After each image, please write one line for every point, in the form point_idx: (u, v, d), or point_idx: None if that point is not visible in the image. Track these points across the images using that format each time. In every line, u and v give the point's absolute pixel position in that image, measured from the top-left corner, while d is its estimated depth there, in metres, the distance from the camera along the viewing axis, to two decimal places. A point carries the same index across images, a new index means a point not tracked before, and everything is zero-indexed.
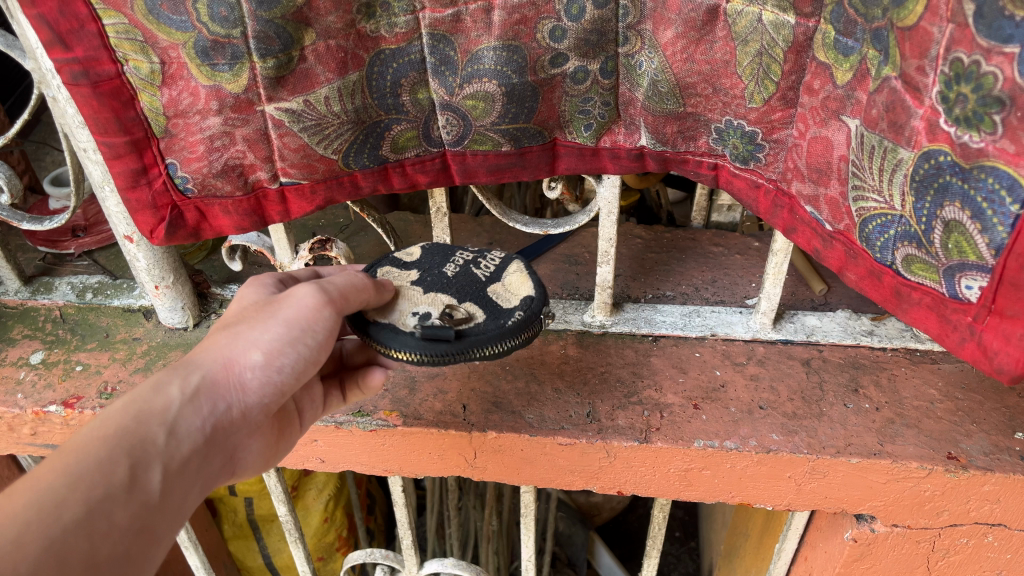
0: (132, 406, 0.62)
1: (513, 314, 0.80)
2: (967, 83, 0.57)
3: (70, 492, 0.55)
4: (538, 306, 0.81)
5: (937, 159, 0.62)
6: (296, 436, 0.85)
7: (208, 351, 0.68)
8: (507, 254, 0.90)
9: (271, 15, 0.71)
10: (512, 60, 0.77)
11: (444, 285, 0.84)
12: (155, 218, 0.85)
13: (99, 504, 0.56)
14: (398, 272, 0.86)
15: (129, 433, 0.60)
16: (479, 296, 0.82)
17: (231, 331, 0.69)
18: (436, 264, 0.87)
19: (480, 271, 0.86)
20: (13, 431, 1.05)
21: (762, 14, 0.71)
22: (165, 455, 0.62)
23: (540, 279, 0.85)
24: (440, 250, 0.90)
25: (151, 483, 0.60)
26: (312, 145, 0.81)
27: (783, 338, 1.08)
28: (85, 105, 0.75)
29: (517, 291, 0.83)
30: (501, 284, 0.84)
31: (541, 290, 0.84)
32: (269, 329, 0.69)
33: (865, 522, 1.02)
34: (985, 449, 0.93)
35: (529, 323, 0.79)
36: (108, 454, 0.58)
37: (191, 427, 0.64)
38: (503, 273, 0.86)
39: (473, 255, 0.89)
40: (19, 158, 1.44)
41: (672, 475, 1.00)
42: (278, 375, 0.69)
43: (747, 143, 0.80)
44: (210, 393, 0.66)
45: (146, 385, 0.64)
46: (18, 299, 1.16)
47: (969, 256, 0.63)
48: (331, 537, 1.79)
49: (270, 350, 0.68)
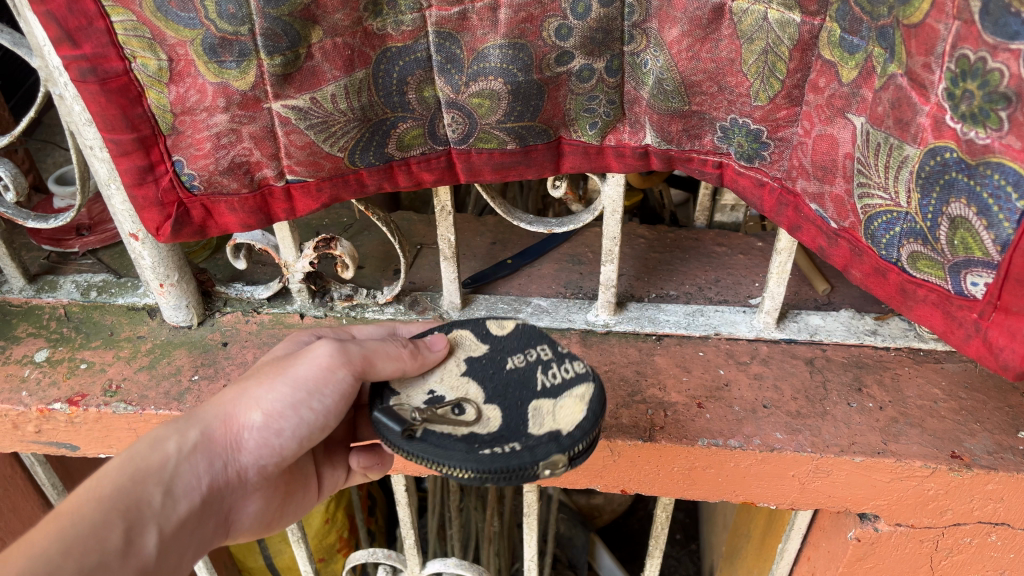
0: (131, 464, 0.67)
1: (505, 445, 0.70)
2: (973, 79, 0.57)
3: (63, 559, 0.59)
4: (544, 452, 0.69)
5: (943, 156, 0.62)
6: (305, 491, 0.90)
7: (211, 407, 0.73)
8: (590, 371, 0.78)
9: (279, 13, 0.72)
10: (518, 59, 0.77)
11: (488, 376, 0.78)
12: (161, 215, 0.85)
13: (93, 571, 0.60)
14: (471, 341, 0.82)
15: (126, 494, 0.65)
16: (508, 407, 0.75)
17: (239, 388, 0.74)
18: (509, 348, 0.81)
19: (542, 379, 0.77)
20: (17, 429, 1.05)
21: (767, 13, 0.71)
22: (158, 517, 0.67)
23: (595, 414, 0.73)
24: (528, 335, 0.83)
25: (144, 546, 0.65)
26: (319, 142, 0.82)
27: (786, 338, 1.08)
28: (93, 102, 0.75)
29: (550, 425, 0.72)
30: (543, 407, 0.74)
31: (582, 430, 0.72)
32: (274, 389, 0.73)
33: (868, 522, 1.02)
34: (988, 448, 0.93)
35: (514, 464, 0.68)
36: (104, 516, 0.63)
37: (186, 486, 0.69)
38: (563, 392, 0.76)
39: (553, 357, 0.79)
40: (23, 157, 1.44)
41: (676, 474, 1.00)
42: (276, 437, 0.74)
43: (752, 141, 0.80)
44: (207, 451, 0.71)
45: (146, 440, 0.69)
46: (22, 298, 1.16)
47: (975, 253, 0.64)
48: (333, 538, 1.79)
49: (270, 412, 0.72)
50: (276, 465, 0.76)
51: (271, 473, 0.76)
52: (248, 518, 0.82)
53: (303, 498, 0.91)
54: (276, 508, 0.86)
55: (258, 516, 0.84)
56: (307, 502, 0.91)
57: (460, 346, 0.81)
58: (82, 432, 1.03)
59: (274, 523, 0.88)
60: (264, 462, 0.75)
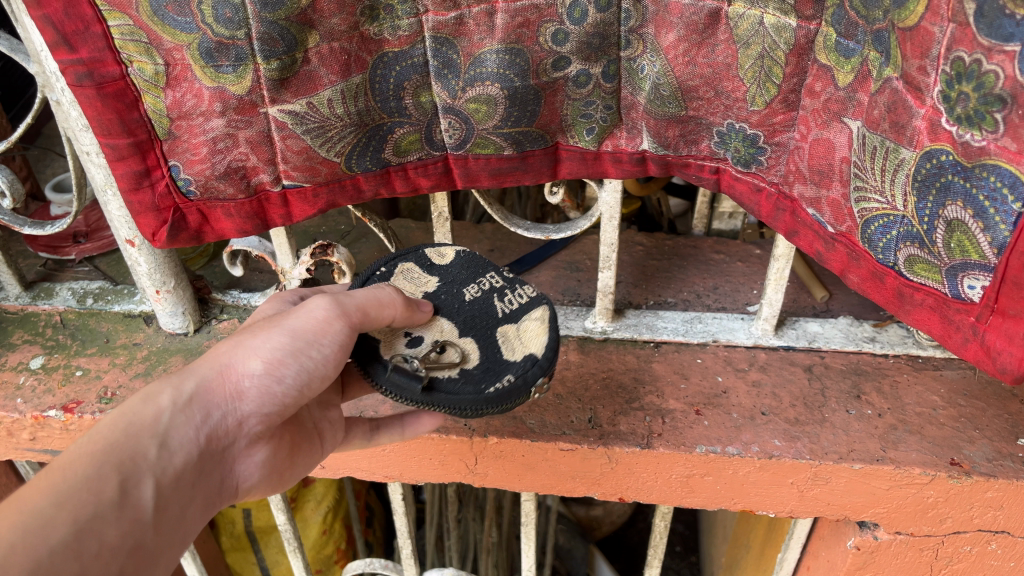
0: (123, 418, 0.63)
1: (500, 380, 0.77)
2: (968, 82, 0.57)
3: (56, 512, 0.55)
4: (534, 377, 0.77)
5: (939, 159, 0.62)
6: (316, 462, 0.85)
7: (206, 360, 0.69)
8: (540, 294, 0.85)
9: (275, 17, 0.72)
10: (514, 64, 0.78)
11: (454, 311, 0.82)
12: (157, 221, 0.85)
13: (88, 524, 0.56)
14: (420, 274, 0.86)
15: (119, 447, 0.61)
16: (484, 340, 0.80)
17: (233, 340, 0.70)
18: (460, 279, 0.86)
19: (502, 305, 0.83)
20: (12, 436, 1.04)
21: (764, 17, 0.71)
22: (156, 469, 0.62)
23: (557, 334, 0.80)
24: (472, 264, 0.87)
25: (142, 498, 0.60)
26: (315, 147, 0.82)
27: (785, 345, 1.07)
28: (89, 107, 0.75)
29: (521, 348, 0.80)
30: (510, 333, 0.81)
31: (552, 350, 0.79)
32: (271, 337, 0.70)
33: (868, 530, 1.01)
34: (988, 455, 0.92)
35: (512, 391, 0.76)
36: (96, 470, 0.59)
37: (184, 438, 0.65)
38: (524, 316, 0.82)
39: (503, 283, 0.85)
40: (20, 164, 1.45)
41: (674, 481, 0.99)
42: (278, 385, 0.70)
43: (749, 146, 0.80)
44: (204, 401, 0.67)
45: (139, 396, 0.65)
46: (18, 305, 1.16)
47: (972, 255, 0.63)
48: (330, 549, 1.77)
49: (270, 359, 0.69)
50: (278, 416, 0.72)
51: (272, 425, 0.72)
52: (260, 481, 0.77)
53: (314, 468, 0.86)
54: (288, 469, 0.80)
55: (273, 478, 0.78)
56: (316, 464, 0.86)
57: (410, 286, 0.85)
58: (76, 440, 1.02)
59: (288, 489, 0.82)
60: (266, 412, 0.70)
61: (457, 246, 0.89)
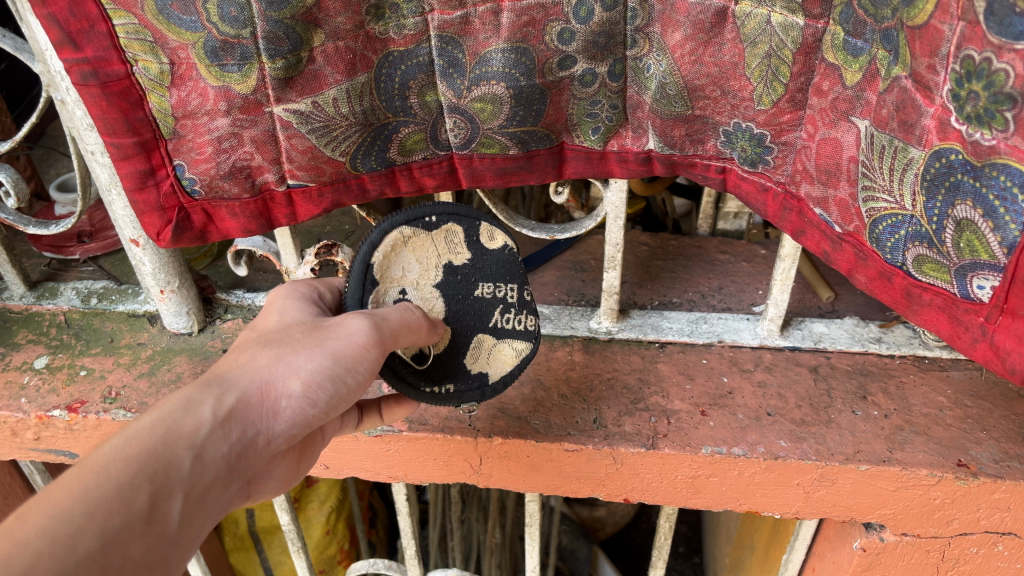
0: (161, 425, 0.62)
1: (441, 385, 0.83)
2: (978, 80, 0.57)
3: (86, 521, 0.55)
4: (467, 398, 0.85)
5: (948, 158, 0.62)
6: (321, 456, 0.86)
7: (247, 371, 0.68)
8: (535, 329, 0.87)
9: (281, 16, 0.71)
10: (520, 63, 0.77)
11: (456, 295, 0.83)
12: (162, 220, 0.85)
13: (115, 537, 0.56)
14: (459, 242, 0.83)
15: (154, 456, 0.60)
16: (457, 341, 0.84)
17: (277, 354, 0.70)
18: (485, 272, 0.84)
19: (497, 319, 0.85)
20: (16, 436, 1.04)
21: (771, 16, 0.71)
22: (186, 483, 0.62)
23: (516, 374, 0.86)
24: (508, 265, 0.84)
25: (169, 512, 0.60)
26: (320, 147, 0.81)
27: (791, 345, 1.07)
28: (94, 106, 0.75)
29: (481, 367, 0.85)
30: (484, 347, 0.85)
31: (503, 383, 0.86)
32: (315, 360, 0.69)
33: (874, 531, 1.01)
34: (995, 456, 0.92)
35: (443, 399, 0.84)
36: (129, 479, 0.58)
37: (217, 452, 0.64)
38: (506, 340, 0.85)
39: (515, 302, 0.85)
40: (24, 164, 1.45)
41: (679, 482, 0.99)
42: (312, 407, 0.70)
43: (756, 146, 0.80)
44: (242, 417, 0.67)
45: (178, 400, 0.64)
46: (22, 305, 1.16)
47: (981, 256, 0.63)
48: (334, 549, 1.76)
49: (310, 383, 0.69)
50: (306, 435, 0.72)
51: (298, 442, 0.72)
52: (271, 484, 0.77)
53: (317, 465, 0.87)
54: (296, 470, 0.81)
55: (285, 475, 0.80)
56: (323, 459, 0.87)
57: (444, 249, 0.83)
58: (80, 440, 1.02)
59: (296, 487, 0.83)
60: (296, 433, 0.70)
61: (511, 236, 0.85)
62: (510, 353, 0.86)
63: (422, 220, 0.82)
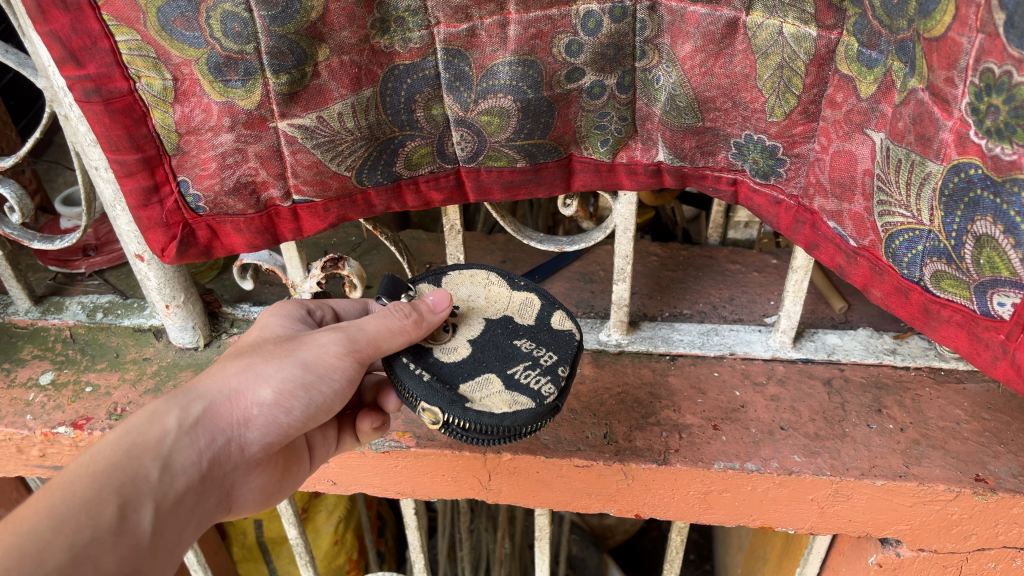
0: (127, 438, 0.63)
1: (422, 370, 0.74)
2: (998, 94, 0.55)
3: (54, 535, 0.56)
4: (431, 399, 0.72)
5: (968, 172, 0.60)
6: (301, 479, 0.88)
7: (214, 381, 0.70)
8: (552, 400, 0.73)
9: (285, 31, 0.71)
10: (528, 76, 0.76)
11: (495, 334, 0.79)
12: (166, 236, 0.84)
13: (86, 548, 0.57)
14: (531, 310, 0.81)
15: (121, 469, 0.61)
16: (464, 361, 0.76)
17: (243, 363, 0.71)
18: (535, 334, 0.79)
19: (518, 372, 0.75)
20: (21, 453, 1.03)
21: (782, 27, 0.69)
22: (155, 493, 0.63)
23: (500, 424, 0.71)
24: (565, 345, 0.79)
25: (140, 522, 0.61)
26: (325, 162, 0.81)
27: (803, 358, 1.05)
28: (97, 123, 0.74)
29: (471, 395, 0.73)
30: (489, 387, 0.73)
31: (479, 419, 0.70)
32: (283, 368, 0.71)
33: (890, 547, 0.99)
34: (1013, 471, 0.90)
35: (410, 381, 0.73)
36: (96, 493, 0.59)
37: (186, 461, 0.66)
38: (514, 390, 0.73)
39: (546, 367, 0.76)
40: (30, 177, 1.45)
41: (691, 498, 0.97)
42: (285, 415, 0.72)
43: (768, 158, 0.78)
44: (209, 425, 0.68)
45: (143, 415, 0.66)
46: (27, 320, 1.16)
47: (1002, 272, 0.61)
48: (342, 559, 1.75)
49: (280, 389, 0.71)
50: (278, 443, 0.74)
51: (273, 449, 0.74)
52: (250, 497, 0.79)
53: (298, 484, 0.88)
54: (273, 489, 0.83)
55: (262, 495, 0.81)
56: (303, 478, 0.88)
57: (512, 305, 0.81)
58: None
59: (278, 501, 0.85)
60: (269, 440, 0.72)
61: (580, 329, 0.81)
62: (508, 404, 0.72)
63: (513, 278, 0.84)
